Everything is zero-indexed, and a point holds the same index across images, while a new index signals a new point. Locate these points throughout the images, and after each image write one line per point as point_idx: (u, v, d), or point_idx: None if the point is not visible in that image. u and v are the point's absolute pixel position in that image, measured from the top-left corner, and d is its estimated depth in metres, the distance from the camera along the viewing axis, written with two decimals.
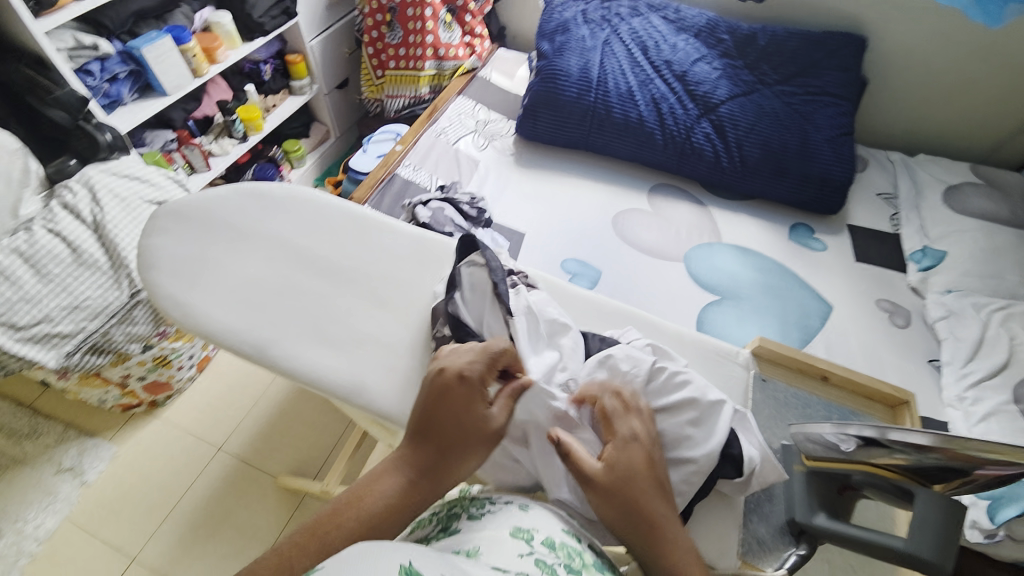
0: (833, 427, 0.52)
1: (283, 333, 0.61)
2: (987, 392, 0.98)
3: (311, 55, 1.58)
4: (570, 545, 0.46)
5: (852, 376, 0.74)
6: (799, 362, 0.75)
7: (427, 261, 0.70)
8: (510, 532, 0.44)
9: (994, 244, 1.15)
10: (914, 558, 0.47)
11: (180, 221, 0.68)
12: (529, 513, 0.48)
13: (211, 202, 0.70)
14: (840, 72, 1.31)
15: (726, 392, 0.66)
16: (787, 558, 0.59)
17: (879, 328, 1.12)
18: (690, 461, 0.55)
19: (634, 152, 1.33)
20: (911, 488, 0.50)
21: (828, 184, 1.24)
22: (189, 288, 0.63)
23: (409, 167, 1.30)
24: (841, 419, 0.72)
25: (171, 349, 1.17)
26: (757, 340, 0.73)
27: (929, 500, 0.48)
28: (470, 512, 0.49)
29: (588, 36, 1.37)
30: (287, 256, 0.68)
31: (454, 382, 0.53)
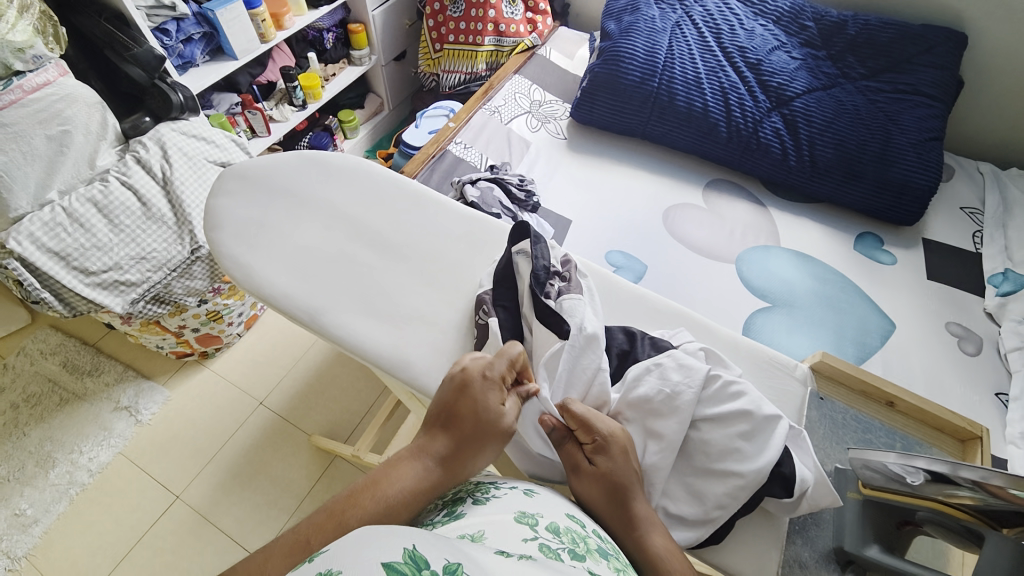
0: (898, 457, 0.49)
1: (336, 302, 0.63)
2: None
3: (373, 24, 1.58)
4: (574, 529, 0.44)
5: (923, 405, 0.69)
6: (864, 385, 0.70)
7: (480, 243, 0.70)
8: (514, 516, 0.43)
9: None
10: None
11: (244, 183, 0.71)
12: (535, 499, 0.48)
13: (275, 168, 0.72)
14: (936, 69, 1.19)
15: (779, 407, 0.63)
16: None
17: (945, 353, 1.04)
18: (737, 475, 0.53)
19: (694, 143, 1.27)
20: (980, 530, 0.47)
21: (908, 191, 1.15)
22: (249, 250, 0.66)
23: (461, 144, 1.29)
24: (904, 449, 0.67)
25: (222, 306, 1.24)
26: (819, 356, 0.69)
27: (999, 544, 0.45)
28: (473, 496, 0.47)
29: (658, 17, 1.30)
30: (344, 227, 0.69)
31: (475, 377, 0.53)
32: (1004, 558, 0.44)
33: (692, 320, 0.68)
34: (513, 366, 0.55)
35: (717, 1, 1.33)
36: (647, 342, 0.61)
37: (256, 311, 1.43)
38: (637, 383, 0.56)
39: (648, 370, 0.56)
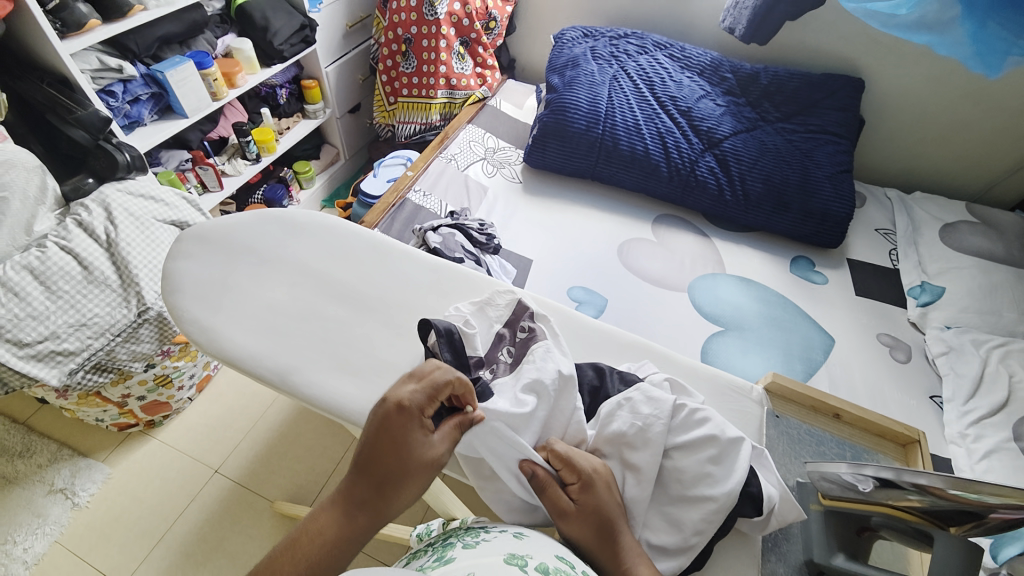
0: (849, 467, 0.52)
1: (303, 359, 0.62)
2: (988, 430, 0.98)
3: (326, 80, 1.62)
4: (565, 572, 0.46)
5: (865, 415, 0.75)
6: (811, 400, 0.76)
7: (448, 290, 0.71)
8: (505, 558, 0.45)
9: (991, 281, 1.18)
10: None
11: (204, 244, 0.69)
12: (526, 542, 0.50)
13: (237, 226, 0.72)
14: (838, 112, 1.36)
15: (741, 428, 0.66)
16: None
17: (882, 363, 1.13)
18: (710, 500, 0.55)
19: (639, 182, 1.36)
20: (929, 531, 0.51)
21: (829, 218, 1.28)
22: (211, 312, 0.64)
23: (419, 192, 1.33)
24: (852, 457, 0.72)
25: (172, 369, 1.17)
26: (770, 376, 0.74)
27: (948, 543, 0.49)
28: (464, 542, 0.52)
29: (597, 71, 1.40)
30: (309, 282, 0.69)
31: (394, 414, 0.52)
32: (954, 559, 0.49)
33: (641, 344, 0.72)
34: (433, 393, 0.54)
35: (647, 56, 1.45)
36: (613, 377, 0.64)
37: (209, 371, 1.35)
38: (608, 417, 0.58)
39: (622, 405, 0.58)
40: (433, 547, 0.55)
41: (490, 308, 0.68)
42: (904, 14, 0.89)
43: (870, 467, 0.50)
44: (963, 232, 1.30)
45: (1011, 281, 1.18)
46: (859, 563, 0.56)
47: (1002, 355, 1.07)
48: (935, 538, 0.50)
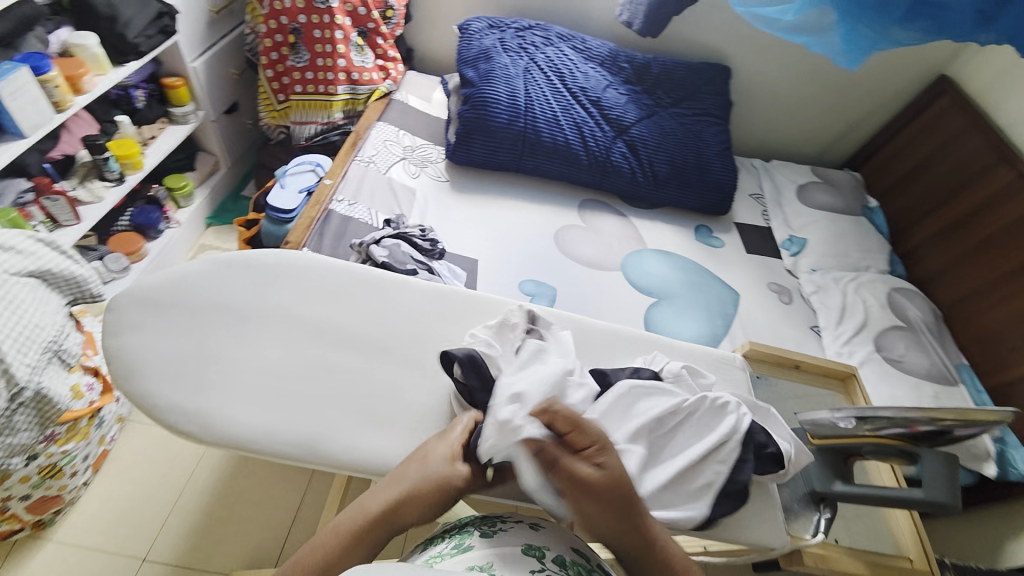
0: (834, 409, 0.68)
1: (328, 424, 0.65)
2: (856, 346, 1.25)
3: (193, 78, 1.38)
4: (581, 562, 0.54)
5: (818, 361, 0.89)
6: (777, 356, 0.88)
7: (456, 315, 0.77)
8: (525, 551, 0.52)
9: (837, 230, 1.50)
10: (935, 503, 0.61)
11: (146, 311, 0.67)
12: (541, 530, 0.56)
13: (209, 275, 0.71)
14: (715, 96, 1.57)
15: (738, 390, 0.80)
16: (817, 522, 0.72)
17: (777, 308, 1.37)
18: (744, 460, 0.67)
19: (563, 171, 1.42)
20: (915, 451, 0.63)
21: (721, 191, 1.49)
22: (196, 394, 0.63)
23: (344, 202, 1.22)
24: (798, 395, 0.88)
25: (62, 454, 0.96)
26: (749, 344, 0.85)
27: (932, 458, 0.62)
28: (482, 530, 0.57)
29: (510, 64, 1.41)
30: (305, 333, 0.71)
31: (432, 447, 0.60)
32: (939, 469, 0.61)
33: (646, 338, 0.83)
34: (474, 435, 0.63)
35: (553, 48, 1.49)
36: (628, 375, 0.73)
37: (106, 445, 1.12)
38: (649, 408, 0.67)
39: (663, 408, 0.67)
40: (450, 535, 0.60)
41: (509, 327, 0.73)
42: (787, 20, 0.98)
43: (855, 408, 0.66)
44: (813, 191, 1.61)
45: (850, 228, 1.51)
46: (854, 484, 0.70)
47: (855, 286, 1.37)
48: (920, 457, 0.62)
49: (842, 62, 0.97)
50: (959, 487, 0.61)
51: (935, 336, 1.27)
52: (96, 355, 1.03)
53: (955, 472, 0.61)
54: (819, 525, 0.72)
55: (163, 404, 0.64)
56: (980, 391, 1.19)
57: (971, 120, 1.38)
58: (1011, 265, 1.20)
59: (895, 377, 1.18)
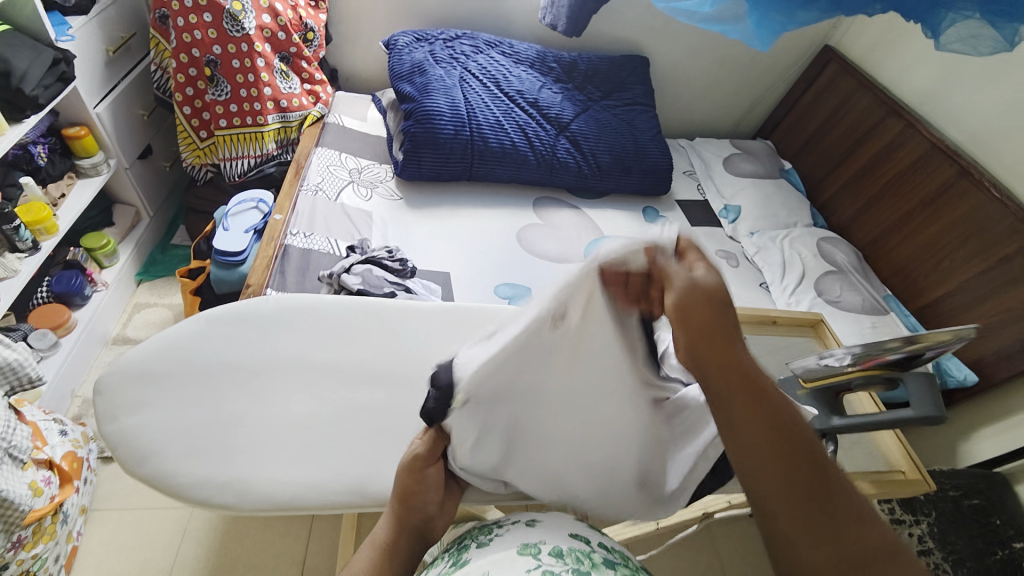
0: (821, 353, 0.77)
1: (354, 461, 0.67)
2: (801, 295, 1.39)
3: (98, 124, 1.25)
4: (578, 548, 0.56)
5: (788, 313, 0.97)
6: (755, 315, 0.96)
7: (457, 328, 0.81)
8: (519, 551, 0.56)
9: (764, 193, 1.65)
10: (926, 417, 0.68)
11: (143, 385, 0.69)
12: (536, 528, 0.60)
13: (203, 334, 0.74)
14: (641, 86, 1.67)
15: None
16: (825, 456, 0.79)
17: (728, 273, 1.49)
18: None
19: (513, 174, 1.45)
20: (898, 376, 0.71)
21: (660, 172, 1.59)
22: (223, 462, 0.65)
23: (299, 235, 1.17)
24: (782, 347, 0.96)
25: (31, 561, 0.87)
26: (731, 308, 0.93)
27: (913, 378, 0.70)
28: (479, 541, 0.62)
29: (445, 75, 1.41)
30: (316, 376, 0.73)
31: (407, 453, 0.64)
32: (923, 386, 0.68)
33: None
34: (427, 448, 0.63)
35: (484, 55, 1.51)
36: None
37: (74, 540, 1.01)
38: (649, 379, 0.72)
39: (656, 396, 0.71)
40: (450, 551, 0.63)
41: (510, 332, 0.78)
42: (706, 11, 1.08)
43: (841, 349, 0.76)
44: (736, 162, 1.75)
45: (774, 190, 1.66)
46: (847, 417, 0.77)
47: (789, 241, 1.52)
48: (906, 381, 0.70)
49: (756, 45, 1.08)
50: (942, 400, 0.69)
51: (861, 274, 1.44)
52: (45, 446, 0.94)
53: (936, 393, 0.68)
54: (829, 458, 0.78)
55: (185, 479, 0.63)
56: (908, 314, 1.36)
57: (858, 83, 1.58)
58: (912, 204, 1.39)
59: (838, 317, 1.33)
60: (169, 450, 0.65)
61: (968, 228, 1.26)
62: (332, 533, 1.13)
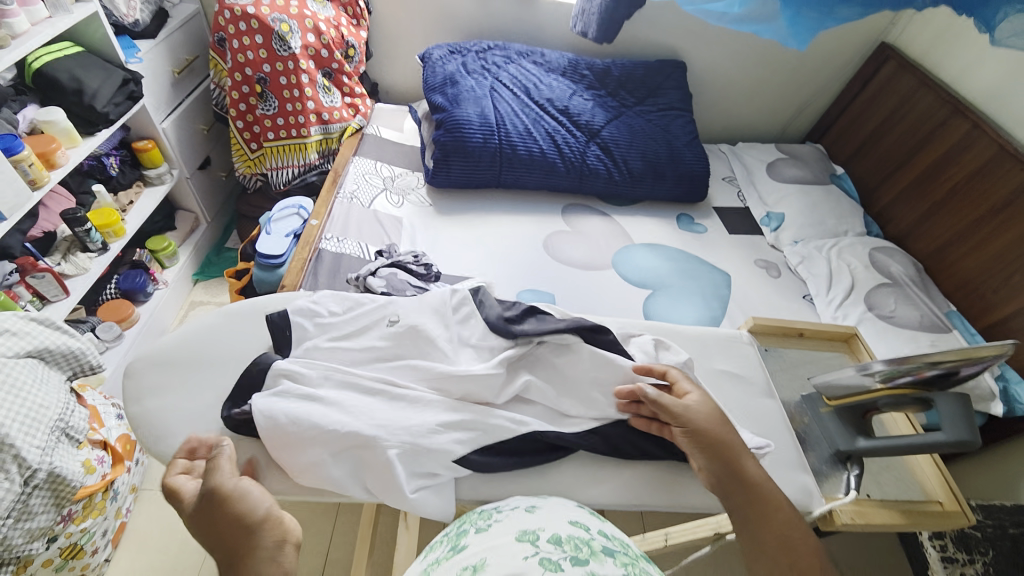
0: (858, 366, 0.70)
1: None
2: (849, 308, 1.29)
3: (163, 138, 1.38)
4: (577, 536, 0.50)
5: (818, 326, 0.92)
6: (782, 327, 0.91)
7: None
8: (518, 538, 0.50)
9: (811, 199, 1.55)
10: (958, 443, 0.61)
11: (166, 371, 0.71)
12: (536, 515, 0.54)
13: (220, 327, 0.76)
14: (677, 90, 1.63)
15: (751, 367, 0.84)
16: (848, 480, 0.74)
17: (767, 283, 1.41)
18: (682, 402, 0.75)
19: (541, 181, 1.45)
20: (929, 395, 0.65)
21: (695, 178, 1.54)
22: None
23: (333, 239, 1.23)
24: (816, 364, 0.90)
25: (80, 533, 0.96)
26: (752, 320, 0.89)
27: (946, 397, 0.63)
28: (477, 526, 0.55)
29: (475, 85, 1.45)
30: None
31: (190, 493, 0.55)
32: (956, 407, 0.61)
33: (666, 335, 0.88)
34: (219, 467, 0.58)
35: (515, 64, 1.54)
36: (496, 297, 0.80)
37: (123, 517, 1.09)
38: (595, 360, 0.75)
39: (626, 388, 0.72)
40: (448, 535, 0.56)
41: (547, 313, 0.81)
42: (735, 11, 1.04)
43: (875, 361, 0.68)
44: (781, 166, 1.66)
45: (823, 196, 1.56)
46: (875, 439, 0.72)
47: (837, 251, 1.42)
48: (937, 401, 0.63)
49: (792, 45, 1.03)
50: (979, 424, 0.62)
51: (920, 288, 1.32)
52: (102, 428, 1.04)
53: (973, 422, 0.61)
54: (851, 482, 0.73)
55: None
56: (974, 334, 1.23)
57: (919, 81, 1.46)
58: (980, 211, 1.26)
59: (890, 332, 1.22)
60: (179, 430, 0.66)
61: None
62: (355, 528, 1.16)
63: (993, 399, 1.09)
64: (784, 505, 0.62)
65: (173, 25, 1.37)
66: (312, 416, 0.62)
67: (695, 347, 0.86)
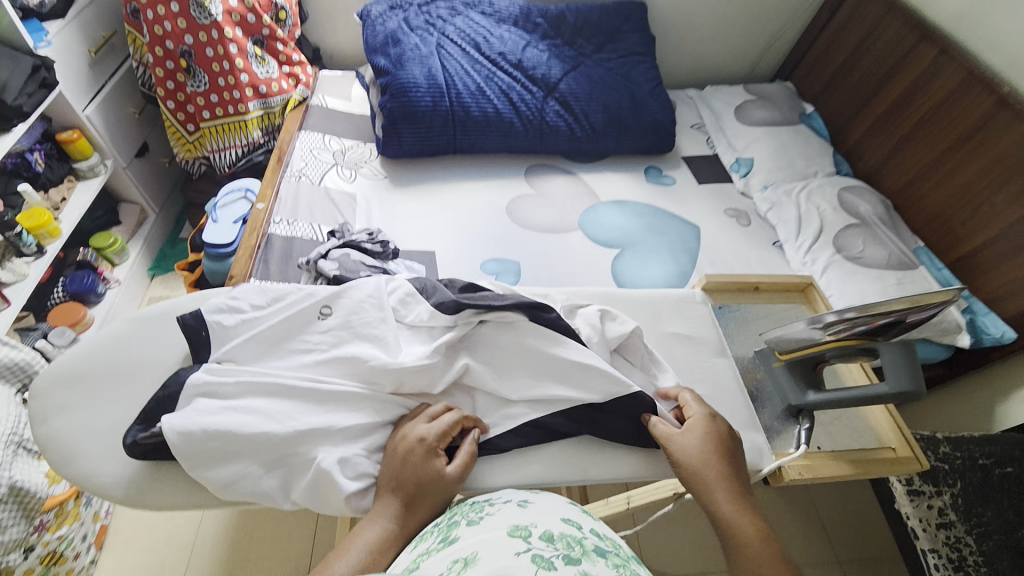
0: (810, 318, 0.70)
1: None
2: (819, 252, 1.27)
3: (89, 126, 1.28)
4: (570, 534, 0.48)
5: (774, 280, 0.92)
6: (737, 283, 0.90)
7: None
8: (509, 532, 0.46)
9: (780, 142, 1.50)
10: (901, 393, 0.63)
11: (74, 389, 0.61)
12: (528, 510, 0.51)
13: (133, 334, 0.66)
14: (637, 33, 1.55)
15: (705, 326, 0.84)
16: (800, 435, 0.75)
17: (737, 232, 1.38)
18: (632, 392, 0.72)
19: (500, 143, 1.38)
20: (873, 345, 0.66)
21: (660, 127, 1.47)
22: None
23: (282, 222, 1.17)
24: (774, 316, 0.90)
25: (59, 539, 0.94)
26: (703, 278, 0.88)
27: (888, 347, 0.64)
28: (468, 518, 0.51)
29: (420, 43, 1.35)
30: None
31: (415, 446, 0.58)
32: (897, 356, 0.63)
33: (618, 300, 0.86)
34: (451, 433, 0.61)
35: (462, 17, 1.43)
36: (437, 282, 0.75)
37: (102, 520, 1.07)
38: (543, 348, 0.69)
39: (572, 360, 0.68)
40: (439, 526, 0.52)
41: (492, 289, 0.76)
42: None
43: (827, 313, 0.67)
44: (751, 109, 1.59)
45: (792, 137, 1.51)
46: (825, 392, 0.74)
47: (807, 194, 1.38)
48: (880, 351, 0.65)
49: None
50: (921, 371, 0.63)
51: (889, 225, 1.30)
52: None
53: (916, 359, 0.63)
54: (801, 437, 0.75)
55: None
56: (940, 268, 1.23)
57: (888, 6, 1.38)
58: (948, 141, 1.23)
59: (859, 273, 1.20)
60: (96, 449, 0.58)
61: (1013, 165, 1.10)
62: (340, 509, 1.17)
63: (957, 332, 1.10)
64: (774, 554, 0.56)
65: None
66: (229, 427, 0.56)
67: (647, 311, 0.85)
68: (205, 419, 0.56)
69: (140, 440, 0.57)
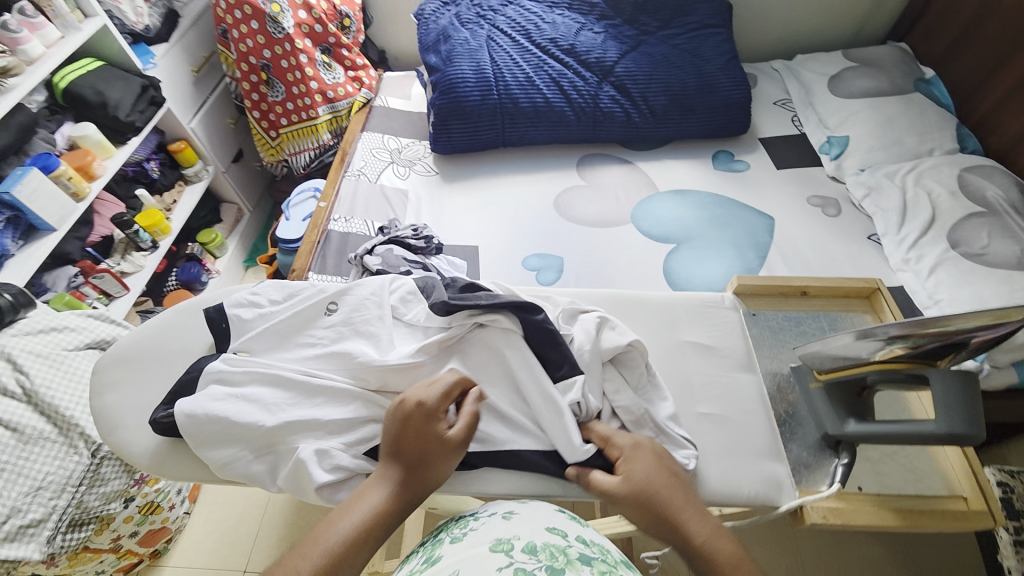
0: (858, 332, 0.60)
1: None
2: (926, 248, 1.06)
3: (194, 137, 1.48)
4: (554, 543, 0.44)
5: (827, 283, 0.84)
6: (779, 287, 0.84)
7: None
8: (491, 548, 0.44)
9: (885, 116, 1.26)
10: (953, 435, 0.55)
11: (146, 366, 0.72)
12: (512, 521, 0.48)
13: (185, 322, 0.76)
14: (709, 3, 1.42)
15: (730, 339, 0.78)
16: (834, 470, 0.68)
17: (822, 223, 1.20)
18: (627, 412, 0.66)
19: (551, 134, 1.34)
20: (924, 372, 0.58)
21: (732, 106, 1.32)
22: None
23: (341, 219, 1.25)
24: (829, 324, 0.82)
25: (156, 492, 1.05)
26: (735, 282, 0.82)
27: (944, 376, 0.56)
28: (453, 535, 0.49)
29: (470, 37, 1.36)
30: None
31: (415, 411, 0.58)
32: (953, 387, 0.56)
33: (647, 301, 0.80)
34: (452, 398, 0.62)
35: (514, 6, 1.44)
36: (440, 280, 0.77)
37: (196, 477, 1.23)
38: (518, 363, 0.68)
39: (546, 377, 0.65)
40: (424, 548, 0.51)
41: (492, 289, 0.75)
42: None
43: (881, 325, 0.58)
44: (848, 79, 1.36)
45: (901, 108, 1.26)
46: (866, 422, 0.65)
47: (916, 177, 1.15)
48: (932, 378, 0.57)
49: None
50: (981, 417, 0.55)
51: None
52: None
53: (975, 383, 0.56)
54: (837, 473, 0.67)
55: None
56: None
57: None
58: None
59: (977, 274, 0.98)
60: (133, 422, 0.68)
61: None
62: None
63: None
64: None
65: (184, 25, 1.42)
66: (229, 413, 0.62)
67: (664, 317, 0.80)
68: (210, 404, 0.62)
69: (159, 419, 0.64)
